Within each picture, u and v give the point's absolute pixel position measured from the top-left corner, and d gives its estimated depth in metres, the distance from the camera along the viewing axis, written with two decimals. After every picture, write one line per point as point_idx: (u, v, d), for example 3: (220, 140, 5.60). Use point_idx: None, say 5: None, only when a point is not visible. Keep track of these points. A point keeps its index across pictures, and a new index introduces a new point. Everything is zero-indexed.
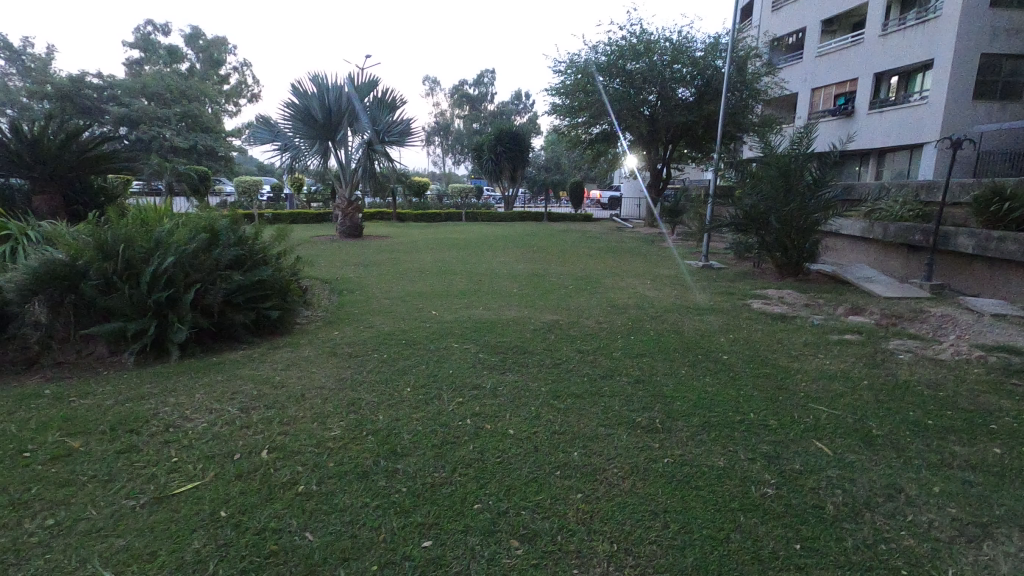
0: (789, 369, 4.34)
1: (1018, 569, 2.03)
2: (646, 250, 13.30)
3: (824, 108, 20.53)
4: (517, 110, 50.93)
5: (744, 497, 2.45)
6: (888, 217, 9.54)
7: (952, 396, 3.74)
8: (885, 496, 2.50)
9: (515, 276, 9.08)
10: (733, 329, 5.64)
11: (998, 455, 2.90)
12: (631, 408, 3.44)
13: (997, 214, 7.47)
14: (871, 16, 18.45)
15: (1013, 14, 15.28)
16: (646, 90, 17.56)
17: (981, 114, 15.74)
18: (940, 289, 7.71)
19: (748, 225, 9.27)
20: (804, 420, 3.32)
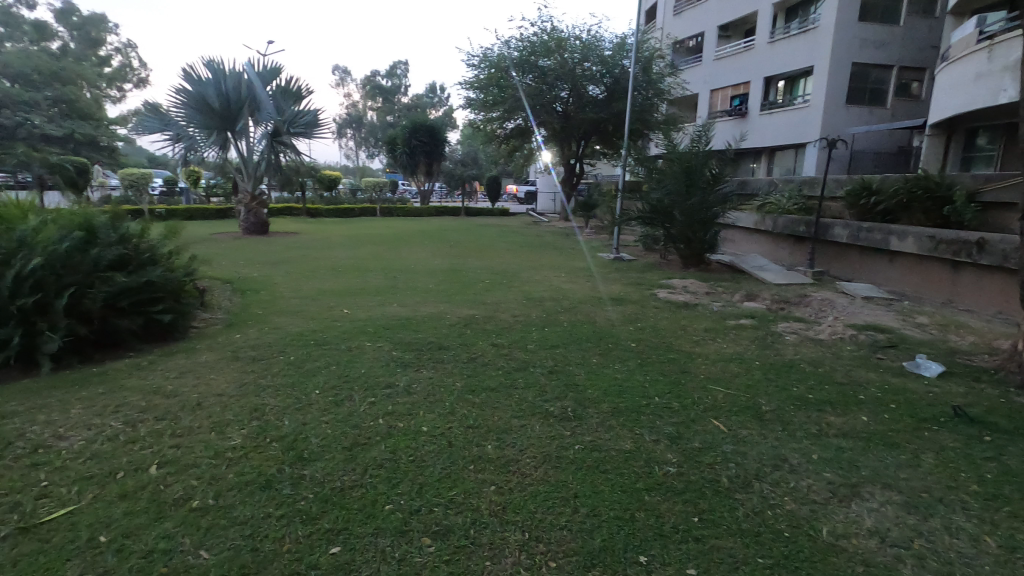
0: (691, 353, 4.61)
1: (879, 522, 2.28)
2: (561, 244, 13.62)
3: (721, 109, 21.90)
4: (433, 104, 50.49)
5: (648, 477, 2.58)
6: (777, 211, 10.36)
7: (829, 372, 4.15)
8: (772, 466, 2.72)
9: (432, 271, 9.00)
10: (641, 318, 5.92)
11: (866, 423, 3.26)
12: (544, 398, 3.52)
13: (866, 207, 8.35)
14: (760, 24, 19.92)
15: (878, 28, 17.09)
16: (558, 87, 17.99)
17: (853, 116, 17.49)
18: (821, 276, 8.49)
19: (655, 219, 9.75)
20: (702, 401, 3.55)
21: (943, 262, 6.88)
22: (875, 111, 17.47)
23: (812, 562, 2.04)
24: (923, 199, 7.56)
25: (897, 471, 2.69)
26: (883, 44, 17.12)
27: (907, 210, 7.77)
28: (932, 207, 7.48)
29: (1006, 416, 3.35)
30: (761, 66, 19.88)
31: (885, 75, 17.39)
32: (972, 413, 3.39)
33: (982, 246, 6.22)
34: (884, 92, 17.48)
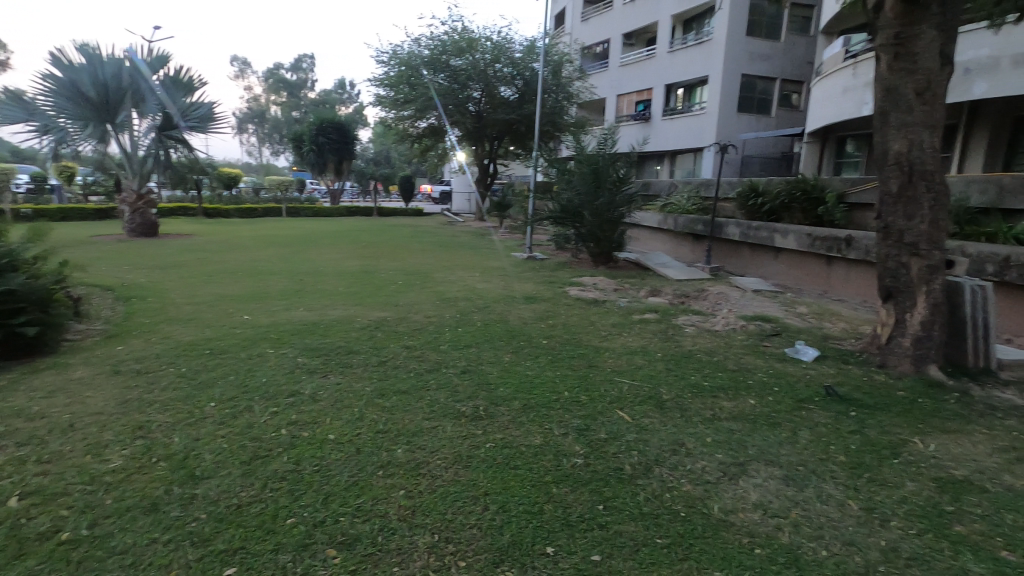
0: (599, 348, 4.79)
1: (762, 496, 2.50)
2: (475, 244, 13.65)
3: (627, 114, 22.91)
4: (342, 100, 48.85)
5: (557, 470, 2.65)
6: (678, 211, 11.02)
7: (723, 360, 4.47)
8: (671, 451, 2.89)
9: (342, 274, 8.69)
10: (552, 315, 6.06)
11: (753, 405, 3.55)
12: (456, 398, 3.51)
13: (754, 208, 9.08)
14: (660, 34, 21.04)
15: (763, 42, 18.63)
16: (470, 87, 18.05)
17: (743, 123, 18.92)
18: (717, 271, 9.13)
19: (565, 218, 10.05)
20: (609, 393, 3.70)
21: (818, 258, 7.62)
22: (762, 119, 19.03)
23: (705, 539, 2.18)
24: (802, 201, 8.34)
25: (778, 448, 2.95)
26: (767, 58, 18.70)
27: (789, 210, 8.53)
28: (808, 207, 8.29)
29: (868, 392, 3.78)
30: (662, 74, 21.02)
31: (769, 87, 18.99)
32: (840, 392, 3.79)
33: (849, 242, 6.95)
34: (769, 102, 19.09)
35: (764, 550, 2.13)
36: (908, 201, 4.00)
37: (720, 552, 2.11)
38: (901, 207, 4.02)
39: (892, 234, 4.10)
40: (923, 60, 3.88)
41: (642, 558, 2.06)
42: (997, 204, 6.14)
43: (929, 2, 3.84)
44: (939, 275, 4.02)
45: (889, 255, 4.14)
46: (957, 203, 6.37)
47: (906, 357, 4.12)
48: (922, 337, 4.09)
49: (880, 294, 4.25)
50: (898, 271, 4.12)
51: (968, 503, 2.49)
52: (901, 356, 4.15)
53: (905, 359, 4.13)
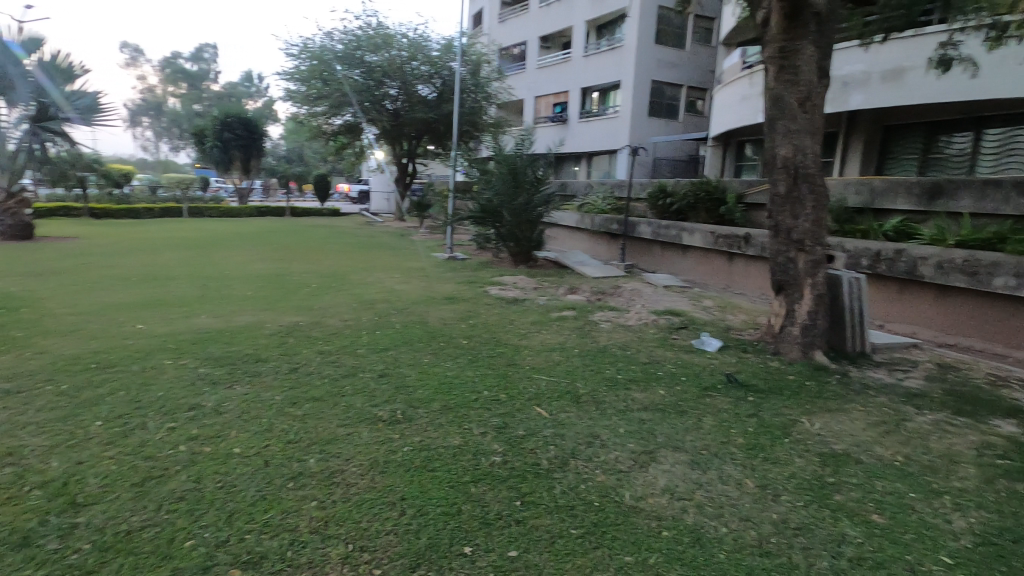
0: (518, 346, 4.85)
1: (670, 481, 2.63)
2: (394, 244, 13.38)
3: (545, 115, 23.33)
4: (249, 94, 46.31)
5: (475, 469, 2.66)
6: (595, 211, 11.39)
7: (635, 354, 4.66)
8: (587, 443, 2.99)
9: (251, 277, 8.23)
10: (472, 315, 6.07)
11: (662, 395, 3.74)
12: (373, 403, 3.42)
13: (664, 207, 9.56)
14: (575, 38, 21.62)
15: (669, 51, 19.69)
16: (386, 84, 17.68)
17: (654, 126, 19.85)
18: (631, 268, 9.50)
19: (485, 218, 10.11)
20: (527, 390, 3.76)
21: (721, 255, 8.15)
22: (670, 124, 20.05)
23: (617, 525, 2.27)
24: (706, 201, 8.88)
25: (684, 434, 3.13)
26: (673, 66, 19.79)
27: (694, 210, 9.06)
28: (711, 207, 8.84)
29: (763, 378, 4.10)
30: (578, 77, 21.62)
31: (677, 93, 20.06)
32: (739, 378, 4.08)
33: (748, 240, 7.50)
34: (676, 107, 20.15)
35: (670, 532, 2.25)
36: (794, 201, 4.37)
37: (630, 537, 2.20)
38: (788, 207, 4.38)
39: (782, 232, 4.47)
40: (804, 73, 4.25)
41: (557, 550, 2.10)
42: (869, 205, 6.85)
43: (807, 20, 4.21)
44: (822, 269, 4.43)
45: (779, 252, 4.50)
46: (837, 203, 7.05)
47: (796, 344, 4.50)
48: (808, 326, 4.48)
49: (773, 287, 4.61)
50: (787, 266, 4.48)
51: (845, 473, 2.76)
52: (792, 343, 4.52)
53: (795, 346, 4.50)
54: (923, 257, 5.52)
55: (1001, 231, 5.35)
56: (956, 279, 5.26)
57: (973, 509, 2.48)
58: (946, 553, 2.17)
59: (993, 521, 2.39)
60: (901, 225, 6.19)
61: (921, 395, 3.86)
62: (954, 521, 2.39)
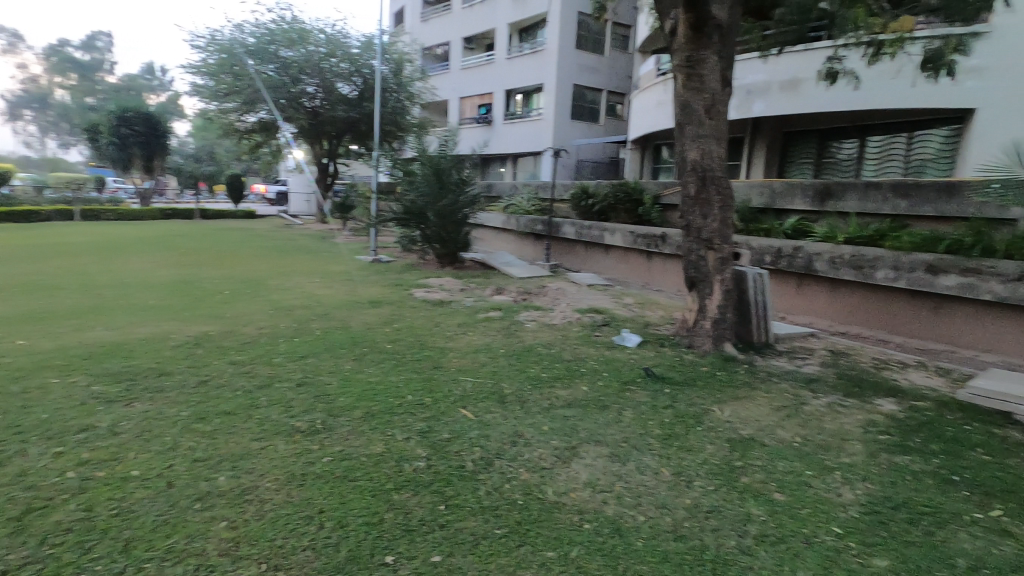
0: (444, 349, 4.81)
1: (591, 475, 2.71)
2: (315, 247, 12.89)
3: (470, 116, 23.31)
4: (150, 88, 42.98)
5: (398, 476, 2.61)
6: (520, 212, 11.53)
7: (559, 352, 4.75)
8: (511, 443, 3.01)
9: (155, 285, 7.65)
10: (398, 318, 5.96)
11: (585, 391, 3.84)
12: (291, 414, 3.27)
13: (586, 208, 9.83)
14: (498, 41, 21.78)
15: (589, 56, 20.28)
16: (304, 80, 17.00)
17: (576, 129, 20.34)
18: (556, 268, 9.69)
19: (410, 219, 9.95)
20: (453, 392, 3.75)
21: (640, 253, 8.49)
22: (592, 127, 20.66)
23: (540, 522, 2.31)
24: (625, 202, 9.23)
25: (606, 429, 3.23)
26: (593, 71, 20.40)
27: (615, 210, 9.40)
28: (630, 208, 9.20)
29: (678, 370, 4.32)
30: (501, 79, 21.78)
31: (597, 97, 20.69)
32: (657, 372, 4.27)
33: (664, 239, 7.87)
34: (597, 110, 20.77)
35: (592, 524, 2.31)
36: (703, 202, 4.62)
37: (552, 532, 2.24)
38: (698, 207, 4.63)
39: (693, 231, 4.71)
40: (709, 81, 4.51)
41: (481, 552, 2.11)
42: (770, 205, 7.37)
43: (710, 31, 4.47)
44: (729, 266, 4.72)
45: (691, 250, 4.74)
46: (742, 203, 7.52)
47: (708, 337, 4.76)
48: (718, 319, 4.75)
49: (686, 283, 4.86)
50: (698, 263, 4.74)
51: (751, 457, 2.96)
52: (704, 337, 4.78)
53: (707, 339, 4.76)
54: (817, 254, 6.02)
55: (881, 229, 5.93)
56: (845, 273, 5.78)
57: (860, 483, 2.73)
58: (837, 524, 2.37)
59: (876, 492, 2.65)
60: (798, 224, 6.71)
61: (817, 380, 4.21)
62: (844, 494, 2.62)
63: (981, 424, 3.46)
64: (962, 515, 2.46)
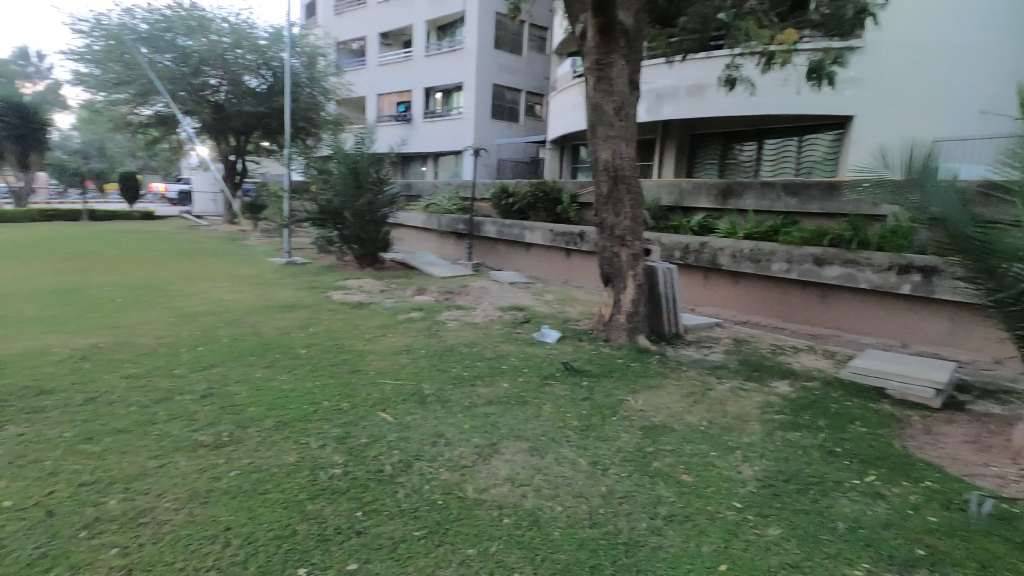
0: (363, 352, 4.69)
1: (511, 470, 2.74)
2: (223, 250, 12.12)
3: (388, 114, 22.80)
4: (24, 75, 38.55)
5: (313, 485, 2.52)
6: (441, 211, 11.45)
7: (481, 351, 4.77)
8: (431, 443, 2.99)
9: (33, 294, 6.88)
10: (314, 322, 5.74)
11: (505, 388, 3.89)
12: (194, 428, 3.06)
13: (506, 207, 9.92)
14: (416, 38, 21.51)
15: (508, 57, 20.48)
16: (206, 72, 15.92)
17: (496, 128, 20.46)
18: (478, 267, 9.71)
19: (326, 220, 9.61)
20: (371, 395, 3.67)
21: (560, 251, 8.69)
22: (512, 127, 20.87)
23: (460, 520, 2.31)
24: (544, 201, 9.41)
25: (526, 424, 3.29)
26: (511, 71, 20.62)
27: (534, 209, 9.56)
28: (549, 206, 9.39)
29: (594, 363, 4.46)
30: (420, 76, 21.51)
31: (516, 97, 20.92)
32: (575, 365, 4.40)
33: (582, 236, 8.12)
34: (516, 110, 21.00)
35: (511, 518, 2.34)
36: (615, 201, 4.80)
37: (472, 530, 2.25)
38: (610, 206, 4.81)
39: (606, 229, 4.89)
40: (617, 85, 4.69)
41: (399, 555, 2.08)
42: (678, 203, 7.78)
43: (617, 36, 4.63)
44: (640, 262, 4.94)
45: (605, 247, 4.92)
46: (653, 202, 7.89)
47: (622, 330, 4.95)
48: (632, 313, 4.96)
49: (601, 279, 5.03)
50: (613, 260, 4.93)
51: (662, 442, 3.12)
52: (620, 330, 4.97)
53: (622, 332, 4.95)
54: (720, 249, 6.43)
55: (775, 225, 6.43)
56: (745, 267, 6.22)
57: (757, 460, 2.95)
58: (738, 499, 2.55)
59: (772, 467, 2.87)
60: (704, 221, 7.13)
61: (721, 366, 4.51)
62: (744, 471, 2.82)
63: (859, 400, 3.85)
64: (843, 483, 2.73)
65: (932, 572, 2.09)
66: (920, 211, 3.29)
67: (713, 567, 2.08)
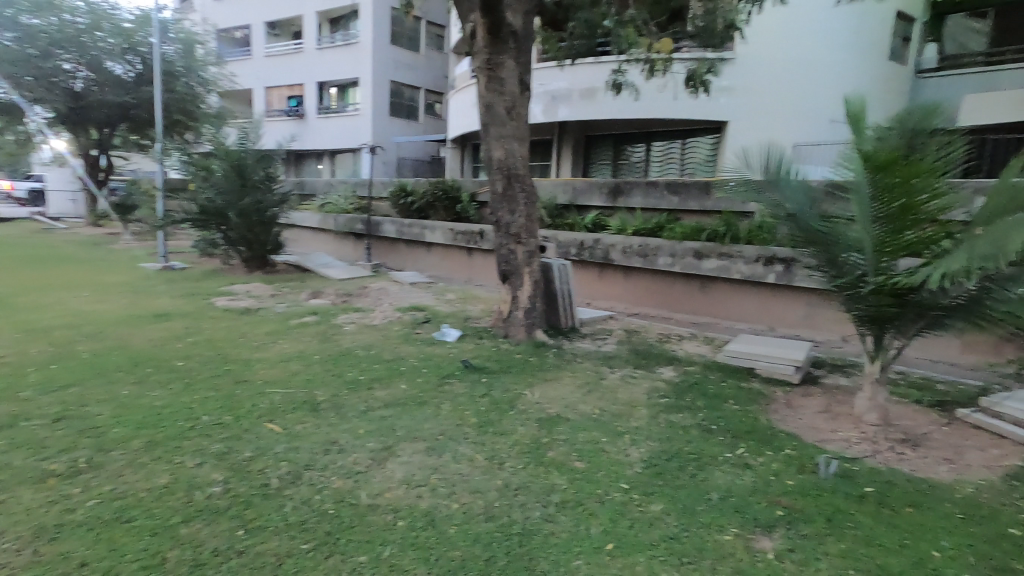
0: (249, 361, 4.41)
1: (406, 473, 2.70)
2: (84, 255, 10.82)
3: (277, 108, 21.52)
4: None
5: (187, 507, 2.33)
6: (337, 211, 11.03)
7: (378, 353, 4.65)
8: (323, 452, 2.87)
9: None
10: (193, 332, 5.29)
11: (404, 390, 3.82)
12: (42, 457, 2.71)
13: (405, 206, 9.74)
14: (307, 29, 20.56)
15: (405, 53, 20.13)
16: (58, 55, 14.12)
17: (395, 126, 20.03)
18: (377, 267, 9.47)
19: (207, 221, 8.87)
20: (258, 406, 3.45)
21: (461, 250, 8.69)
22: (411, 125, 20.54)
23: (351, 528, 2.24)
24: (443, 199, 9.37)
25: (423, 424, 3.26)
26: (409, 68, 20.29)
27: (434, 208, 9.47)
28: (449, 205, 9.36)
29: (493, 360, 4.51)
30: (312, 70, 20.53)
31: (415, 95, 20.61)
32: (475, 363, 4.43)
33: (482, 235, 8.18)
34: (416, 108, 20.69)
35: (405, 520, 2.31)
36: (509, 199, 4.88)
37: (365, 536, 2.19)
38: (505, 204, 4.89)
39: (502, 227, 4.97)
40: (508, 85, 4.77)
41: (284, 571, 1.98)
42: (573, 201, 8.06)
43: (506, 37, 4.71)
44: (536, 259, 5.06)
45: (501, 244, 4.99)
46: (549, 200, 8.11)
47: (521, 326, 5.04)
48: (529, 309, 5.07)
49: (499, 276, 5.09)
50: (509, 257, 5.01)
51: (556, 432, 3.22)
52: (518, 326, 5.06)
53: (520, 328, 5.05)
54: (612, 245, 6.76)
55: (660, 221, 6.86)
56: (635, 261, 6.58)
57: (644, 442, 3.14)
58: (624, 480, 2.70)
59: (656, 448, 3.06)
60: (596, 218, 7.44)
61: (613, 356, 4.74)
62: (631, 454, 2.99)
63: (732, 380, 4.22)
64: (718, 457, 2.98)
65: (789, 530, 2.34)
66: (777, 208, 3.66)
67: (600, 547, 2.19)
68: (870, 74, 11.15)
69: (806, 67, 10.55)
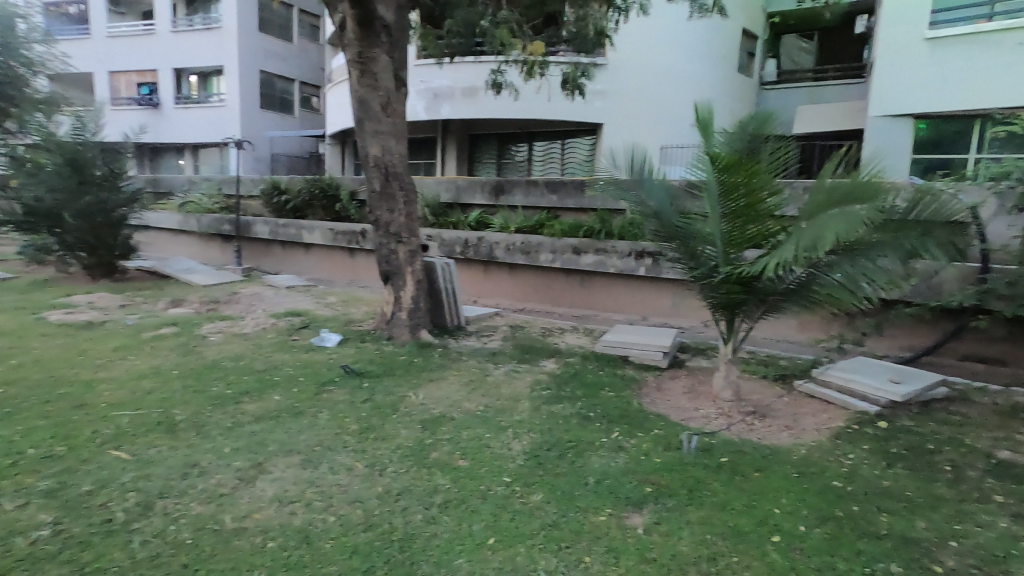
0: (90, 382, 3.87)
1: (278, 490, 2.52)
2: None
3: (125, 96, 19.17)
4: None
5: (5, 558, 1.99)
6: (199, 210, 10.09)
7: (249, 364, 4.31)
8: (180, 476, 2.60)
9: None
10: (17, 352, 4.54)
11: (277, 401, 3.58)
12: None
13: (278, 205, 9.13)
14: (158, 9, 18.50)
15: (276, 42, 18.86)
16: None
17: (267, 119, 18.72)
18: (249, 271, 8.80)
19: (36, 224, 7.65)
20: (102, 432, 3.05)
21: (341, 250, 8.34)
22: (284, 119, 19.35)
23: (211, 557, 2.05)
24: (321, 198, 8.94)
25: (299, 435, 3.08)
26: (281, 58, 19.05)
27: (311, 207, 8.99)
28: (328, 204, 8.94)
29: (375, 363, 4.38)
30: (167, 55, 18.54)
31: (289, 87, 19.42)
32: (356, 367, 4.27)
33: (363, 235, 7.91)
34: (290, 102, 19.52)
35: (276, 541, 2.16)
36: (388, 197, 4.76)
37: (228, 564, 2.02)
38: (384, 202, 4.76)
39: (381, 226, 4.84)
40: (382, 79, 4.64)
41: None
42: (456, 200, 8.05)
43: (378, 30, 4.55)
44: (418, 258, 4.98)
45: (381, 244, 4.86)
46: (432, 198, 8.03)
47: (405, 327, 4.94)
48: (413, 309, 4.98)
49: (381, 277, 4.95)
50: (390, 257, 4.89)
51: (440, 432, 3.20)
52: (401, 327, 4.95)
53: (404, 329, 4.94)
54: (495, 244, 6.86)
55: (541, 219, 7.05)
56: (518, 258, 6.73)
57: (525, 434, 3.21)
58: (506, 474, 2.74)
59: (537, 439, 3.15)
60: (480, 217, 7.50)
61: (498, 352, 4.82)
62: (514, 447, 3.05)
63: (609, 368, 4.46)
64: (595, 442, 3.13)
65: (656, 504, 2.52)
66: (641, 205, 3.92)
67: (482, 543, 2.20)
68: (722, 85, 12.36)
69: (668, 75, 11.44)
